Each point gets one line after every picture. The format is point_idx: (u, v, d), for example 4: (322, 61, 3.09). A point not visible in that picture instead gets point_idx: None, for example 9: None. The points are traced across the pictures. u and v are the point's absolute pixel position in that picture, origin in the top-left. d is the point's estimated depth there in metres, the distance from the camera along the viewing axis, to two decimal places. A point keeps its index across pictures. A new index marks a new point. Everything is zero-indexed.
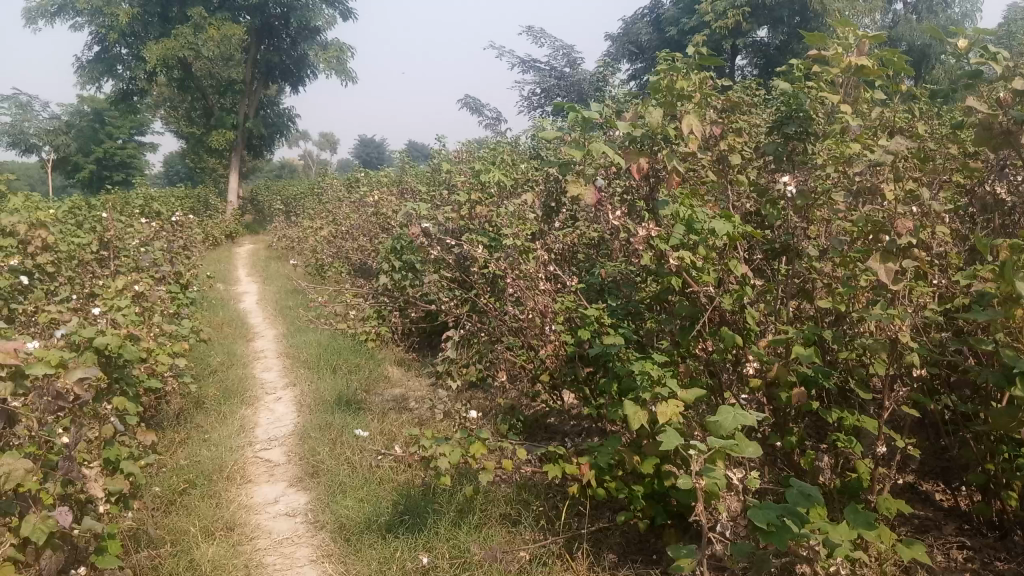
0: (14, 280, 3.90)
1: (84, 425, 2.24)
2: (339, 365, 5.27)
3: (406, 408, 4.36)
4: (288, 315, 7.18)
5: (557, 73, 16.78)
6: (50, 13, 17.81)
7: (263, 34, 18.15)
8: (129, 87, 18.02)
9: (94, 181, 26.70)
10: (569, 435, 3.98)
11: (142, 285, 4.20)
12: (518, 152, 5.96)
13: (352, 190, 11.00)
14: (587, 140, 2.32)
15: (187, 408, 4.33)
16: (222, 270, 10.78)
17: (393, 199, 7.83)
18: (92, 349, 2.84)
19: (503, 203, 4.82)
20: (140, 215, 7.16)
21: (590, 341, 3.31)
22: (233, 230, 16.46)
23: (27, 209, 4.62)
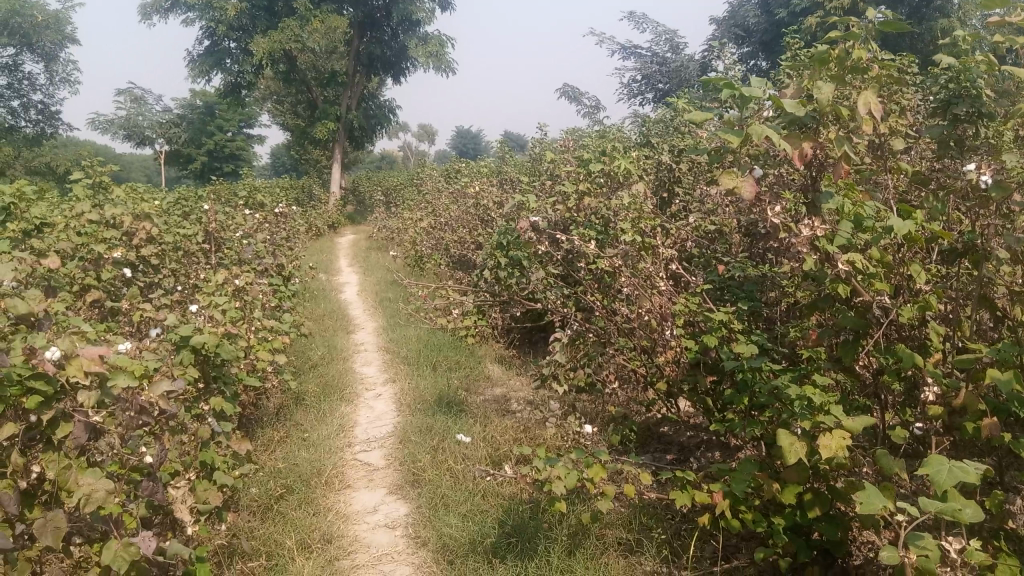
0: (120, 274, 3.87)
1: (165, 440, 2.19)
2: (440, 362, 5.09)
3: (510, 412, 4.13)
4: (389, 307, 7.07)
5: (659, 59, 16.22)
6: (163, 9, 18.49)
7: (364, 26, 18.33)
8: (236, 80, 18.52)
9: (206, 172, 27.75)
10: (685, 447, 3.66)
11: (244, 279, 4.11)
12: (627, 140, 5.61)
13: (452, 181, 10.89)
14: (738, 123, 2.00)
15: (287, 404, 4.22)
16: (323, 260, 10.87)
17: (494, 190, 7.63)
18: (188, 348, 2.75)
19: (613, 194, 4.51)
20: (244, 205, 7.19)
21: (716, 348, 2.98)
22: (335, 220, 16.72)
23: (134, 200, 4.62)
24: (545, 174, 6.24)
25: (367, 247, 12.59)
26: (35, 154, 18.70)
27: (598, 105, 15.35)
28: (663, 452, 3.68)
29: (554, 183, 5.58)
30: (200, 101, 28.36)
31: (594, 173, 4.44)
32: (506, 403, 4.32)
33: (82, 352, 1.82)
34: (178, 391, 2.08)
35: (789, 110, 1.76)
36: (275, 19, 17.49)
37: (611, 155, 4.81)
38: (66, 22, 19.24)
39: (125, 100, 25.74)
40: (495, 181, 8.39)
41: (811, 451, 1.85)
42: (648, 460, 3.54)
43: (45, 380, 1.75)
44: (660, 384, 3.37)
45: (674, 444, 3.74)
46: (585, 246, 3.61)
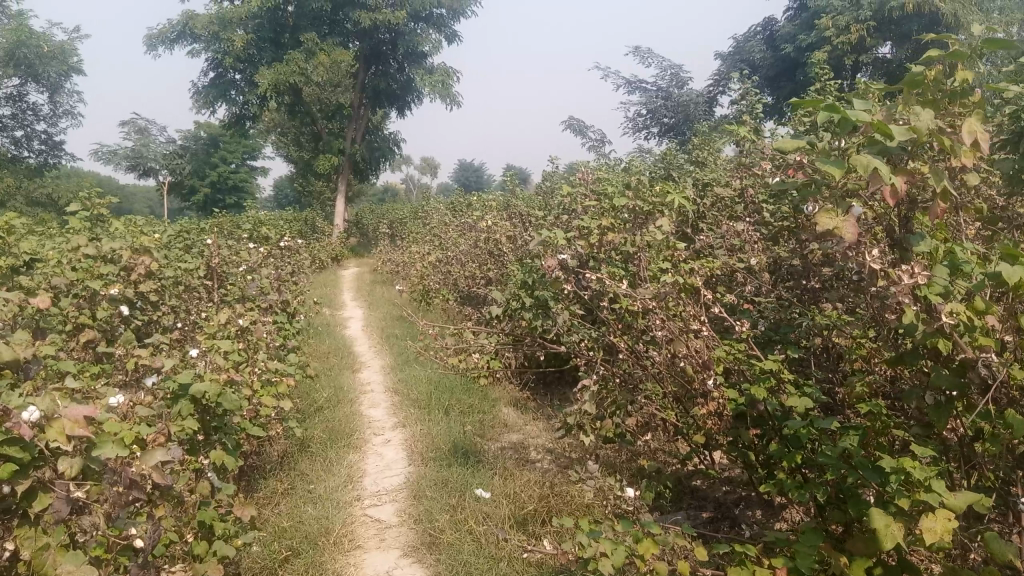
0: (119, 311, 3.65)
1: (158, 515, 1.96)
2: (451, 406, 4.82)
3: (530, 463, 3.87)
4: (395, 345, 6.82)
5: (664, 93, 16.08)
6: (170, 41, 18.50)
7: (370, 59, 18.33)
8: (241, 112, 18.46)
9: (208, 204, 27.66)
10: (723, 504, 3.41)
11: (248, 318, 3.87)
12: (647, 174, 5.41)
13: (459, 215, 10.71)
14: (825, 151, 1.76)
15: (291, 453, 3.96)
16: (326, 294, 10.65)
17: (505, 224, 7.44)
18: (187, 398, 2.52)
19: (638, 230, 4.28)
20: (248, 238, 6.97)
21: (764, 400, 2.74)
22: (339, 253, 16.53)
23: (133, 234, 4.41)
24: (560, 210, 6.02)
25: (372, 281, 12.36)
26: (37, 183, 18.60)
27: (604, 138, 15.24)
28: (698, 509, 3.42)
29: (571, 219, 5.36)
30: (204, 132, 28.35)
31: (617, 207, 4.21)
32: (524, 452, 4.05)
33: (64, 412, 1.59)
34: (174, 459, 1.85)
35: (897, 136, 1.53)
36: (281, 52, 17.49)
37: (634, 189, 4.60)
38: (72, 52, 19.25)
39: (128, 131, 25.74)
40: (503, 215, 8.18)
41: (906, 533, 1.61)
42: (684, 518, 3.29)
43: (21, 446, 1.49)
44: (699, 435, 3.12)
45: (709, 500, 3.48)
46: (616, 286, 3.38)
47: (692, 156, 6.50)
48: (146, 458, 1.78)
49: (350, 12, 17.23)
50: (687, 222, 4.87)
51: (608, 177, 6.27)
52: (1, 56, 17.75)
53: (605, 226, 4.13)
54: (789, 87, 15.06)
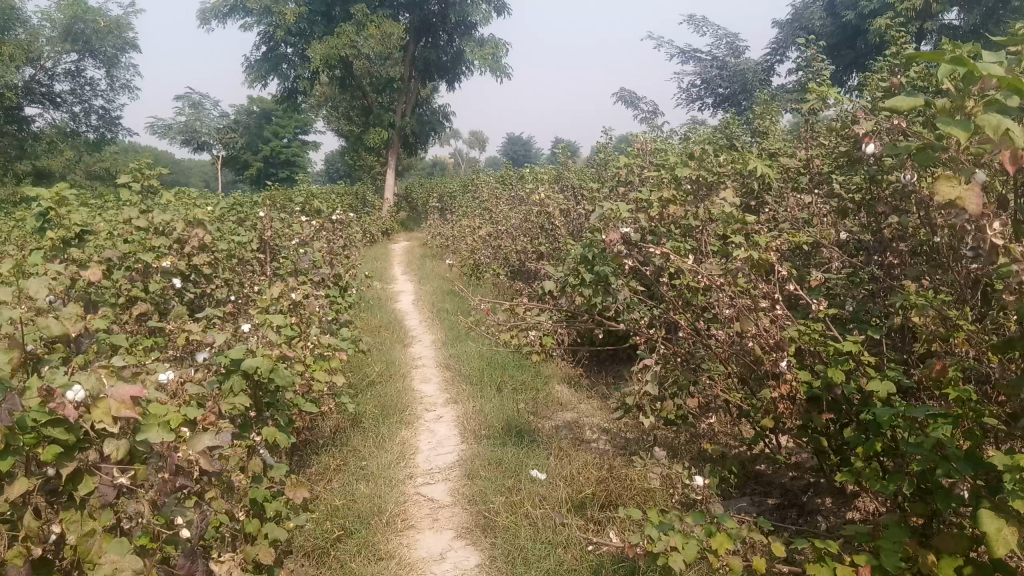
0: (172, 284, 3.64)
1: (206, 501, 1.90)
2: (504, 382, 4.72)
3: (586, 444, 3.75)
4: (447, 319, 6.75)
5: (719, 63, 15.62)
6: (222, 14, 18.60)
7: (420, 30, 18.19)
8: (293, 86, 18.52)
9: (261, 178, 27.98)
10: (791, 491, 3.26)
11: (301, 292, 3.80)
12: (708, 145, 5.20)
13: (510, 188, 10.58)
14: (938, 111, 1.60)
15: (344, 428, 3.91)
16: (377, 267, 10.64)
17: (558, 198, 7.28)
18: (239, 374, 2.47)
19: (701, 202, 4.10)
20: (300, 211, 6.94)
21: (841, 384, 2.58)
22: (389, 227, 16.55)
23: (187, 206, 4.40)
24: (616, 183, 5.84)
25: (422, 255, 12.32)
26: (95, 157, 18.97)
27: (656, 109, 14.89)
28: (764, 495, 3.28)
29: (628, 192, 5.18)
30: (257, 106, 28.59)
31: (678, 179, 4.03)
32: (579, 431, 3.93)
33: (112, 392, 1.50)
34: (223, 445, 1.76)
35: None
36: (332, 24, 17.44)
37: (695, 159, 4.41)
38: (127, 27, 19.51)
39: (183, 105, 26.08)
40: (556, 188, 8.02)
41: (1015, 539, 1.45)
42: (749, 505, 3.15)
43: (64, 428, 1.44)
44: (767, 419, 2.97)
45: (775, 487, 3.33)
46: (680, 261, 3.24)
47: (753, 127, 6.24)
48: (191, 446, 1.70)
49: None
50: (751, 194, 4.66)
51: (665, 148, 6.06)
52: (59, 31, 18.05)
53: (666, 197, 3.96)
54: (850, 55, 14.47)
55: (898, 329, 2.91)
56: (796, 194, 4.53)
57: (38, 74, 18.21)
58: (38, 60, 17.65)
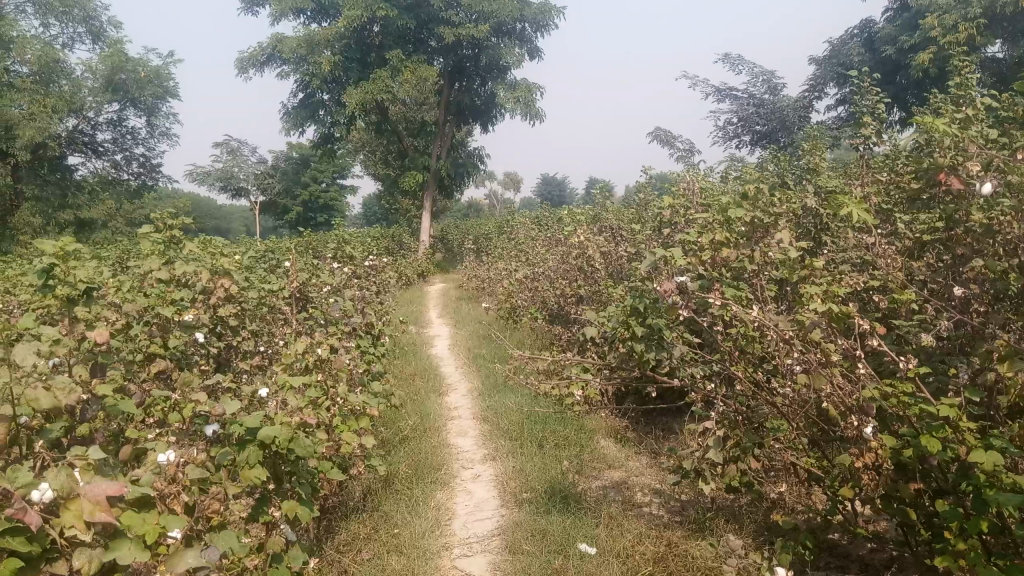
0: (193, 339, 3.43)
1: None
2: (545, 436, 4.42)
3: (637, 509, 3.43)
4: (483, 366, 6.47)
5: (756, 100, 15.36)
6: (260, 63, 18.85)
7: (455, 74, 18.26)
8: (329, 131, 18.63)
9: (299, 223, 28.22)
10: (871, 567, 2.90)
11: (328, 347, 3.57)
12: (757, 183, 4.94)
13: (547, 229, 10.37)
14: None
15: (375, 490, 3.64)
16: (412, 311, 10.45)
17: (598, 239, 7.04)
18: (255, 446, 2.23)
19: (756, 244, 3.81)
20: (331, 256, 6.75)
21: (930, 453, 2.27)
22: (425, 269, 16.42)
23: (212, 255, 4.21)
24: (659, 224, 5.56)
25: (457, 297, 12.09)
26: (136, 204, 19.20)
27: (693, 147, 14.64)
28: (840, 571, 2.92)
29: (675, 233, 4.92)
30: (294, 151, 28.92)
31: (730, 219, 3.75)
32: (629, 494, 3.61)
33: (85, 491, 1.29)
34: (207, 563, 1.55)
35: None
36: (367, 70, 17.56)
37: (747, 197, 4.12)
38: (168, 76, 19.85)
39: (222, 152, 26.45)
40: (594, 229, 7.76)
41: None
42: None
43: (26, 536, 1.21)
44: (845, 488, 2.65)
45: (852, 560, 2.98)
46: (738, 309, 2.95)
47: (803, 165, 5.94)
48: (169, 566, 1.51)
49: (435, 28, 17.13)
50: (807, 234, 4.35)
51: (710, 188, 5.78)
52: (101, 82, 18.40)
53: (718, 239, 3.67)
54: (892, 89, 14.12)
55: (990, 385, 2.58)
56: (856, 232, 4.22)
57: (81, 124, 18.55)
58: (81, 110, 17.97)
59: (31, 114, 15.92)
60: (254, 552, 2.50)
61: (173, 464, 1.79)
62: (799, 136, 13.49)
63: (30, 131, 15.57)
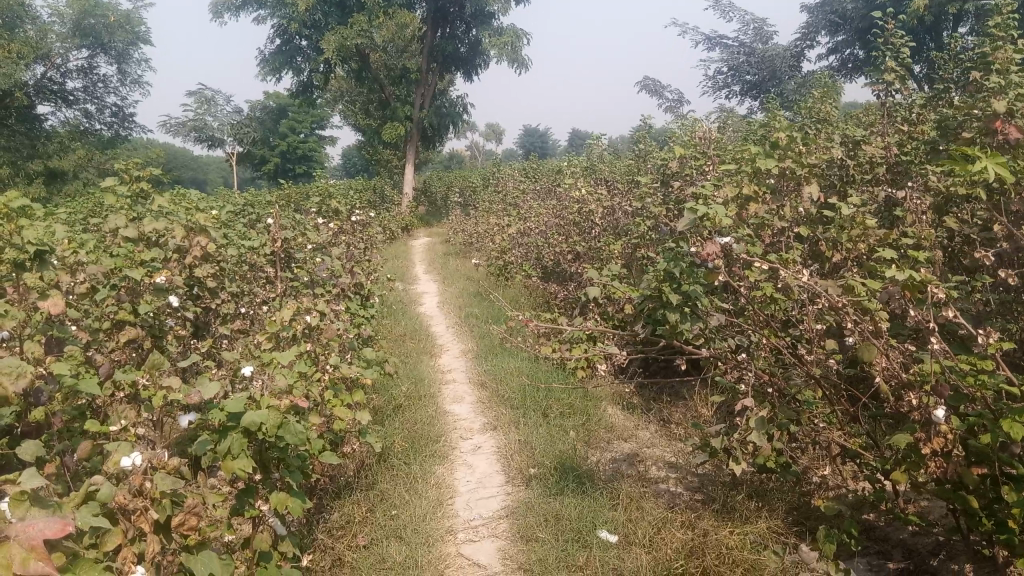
0: (167, 305, 3.11)
1: None
2: (549, 404, 4.14)
3: (655, 486, 3.17)
4: (476, 326, 6.17)
5: (746, 49, 14.87)
6: (235, 7, 18.10)
7: (438, 20, 17.60)
8: (307, 80, 18.01)
9: (277, 175, 27.61)
10: (916, 552, 2.66)
11: (315, 312, 3.23)
12: (773, 131, 4.63)
13: (538, 182, 10.00)
14: None
15: (369, 467, 3.35)
16: (398, 267, 10.11)
17: (595, 192, 6.71)
18: (239, 432, 1.95)
19: (782, 199, 3.50)
20: (314, 210, 6.38)
21: (1003, 439, 2.01)
22: (409, 223, 16.01)
23: (186, 210, 3.86)
24: (663, 177, 5.24)
25: (443, 252, 11.74)
26: (109, 154, 18.55)
27: (682, 98, 14.24)
28: (882, 558, 2.68)
29: (686, 188, 4.61)
30: (272, 101, 28.13)
31: (754, 171, 3.44)
32: (644, 468, 3.35)
33: (15, 536, 1.01)
34: None
35: None
36: (347, 16, 16.88)
37: (769, 147, 3.81)
38: (139, 21, 19.04)
39: (197, 101, 25.63)
40: (589, 182, 7.42)
41: None
42: None
43: None
44: (895, 471, 2.40)
45: (894, 544, 2.74)
46: (775, 272, 2.66)
47: (815, 116, 5.60)
48: None
49: None
50: (830, 187, 4.08)
51: (718, 139, 5.45)
52: (69, 27, 17.60)
53: (741, 193, 3.37)
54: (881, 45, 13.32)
55: None
56: (884, 187, 3.93)
57: (49, 71, 17.80)
58: (48, 57, 17.23)
59: None
60: (239, 548, 2.22)
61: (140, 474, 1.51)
62: (792, 87, 13.10)
63: None
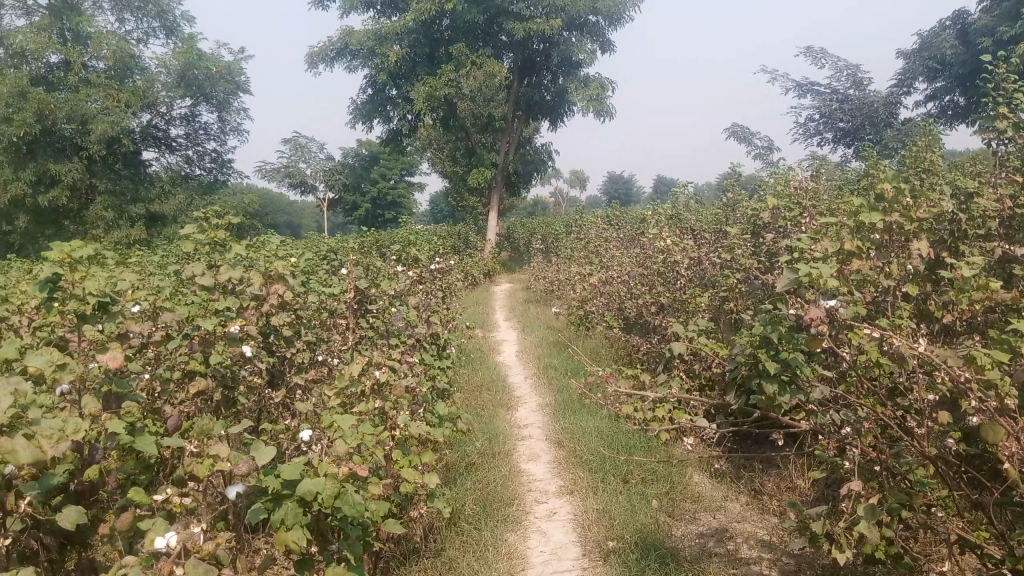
0: (239, 355, 3.06)
1: None
2: (630, 469, 3.89)
3: (745, 568, 2.89)
4: (556, 379, 5.97)
5: (839, 96, 14.40)
6: (329, 58, 18.72)
7: (524, 69, 17.75)
8: (396, 127, 18.41)
9: (368, 219, 28.61)
10: None
11: (387, 366, 3.11)
12: (873, 182, 4.35)
13: (622, 230, 9.83)
14: None
15: (438, 532, 3.18)
16: (479, 313, 10.06)
17: (681, 242, 6.48)
18: (294, 501, 1.82)
19: (889, 256, 3.23)
20: (394, 257, 6.35)
21: None
22: (491, 269, 15.99)
23: (265, 258, 3.84)
24: (754, 228, 4.97)
25: (524, 299, 11.61)
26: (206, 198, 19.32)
27: (772, 145, 13.87)
28: None
29: (780, 241, 4.35)
30: (362, 147, 28.91)
31: (857, 224, 3.18)
32: (733, 547, 3.08)
33: None
34: None
35: None
36: (435, 66, 17.20)
37: (873, 199, 3.54)
38: (240, 72, 19.90)
39: (291, 148, 26.53)
40: (674, 231, 7.20)
41: None
42: None
43: None
44: None
45: None
46: (885, 339, 2.40)
47: (919, 165, 5.26)
48: None
49: (504, 22, 16.62)
50: (941, 243, 3.75)
51: (813, 189, 5.17)
52: (175, 77, 18.50)
53: (842, 248, 3.11)
54: (985, 91, 12.65)
55: None
56: (1003, 244, 3.58)
57: (155, 120, 18.73)
58: (154, 105, 18.16)
59: (106, 109, 16.09)
60: None
61: (170, 561, 1.40)
62: (888, 134, 12.56)
63: (104, 124, 15.67)
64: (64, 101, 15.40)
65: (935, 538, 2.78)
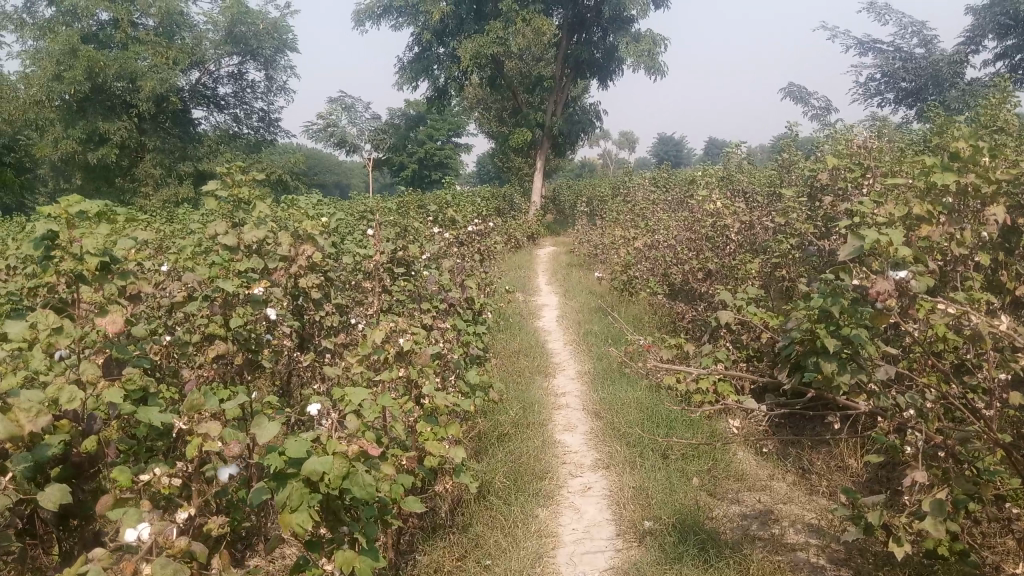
0: (261, 319, 2.94)
1: None
2: (671, 443, 3.70)
3: (790, 556, 2.71)
4: (596, 346, 5.78)
5: (903, 54, 13.71)
6: (376, 15, 18.49)
7: (574, 27, 17.22)
8: (442, 86, 18.17)
9: (415, 180, 28.46)
10: None
11: (413, 332, 2.96)
12: (943, 141, 4.03)
13: (670, 192, 9.50)
14: None
15: (466, 506, 3.05)
16: (521, 277, 9.89)
17: (731, 205, 6.19)
18: (298, 479, 1.68)
19: (962, 221, 2.95)
20: (433, 218, 6.20)
21: None
22: (536, 231, 15.76)
23: (294, 217, 3.70)
24: (810, 191, 4.69)
25: (566, 263, 11.39)
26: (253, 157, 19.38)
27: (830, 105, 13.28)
28: None
29: (838, 205, 4.07)
30: (409, 107, 28.72)
31: (928, 185, 2.90)
32: (779, 532, 2.88)
33: None
34: None
35: None
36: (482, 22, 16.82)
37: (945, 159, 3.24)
38: (286, 30, 19.79)
39: (338, 107, 26.46)
40: (725, 193, 6.90)
41: None
42: None
43: None
44: None
45: None
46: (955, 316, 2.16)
47: (993, 124, 4.88)
48: None
49: None
50: None
51: (876, 150, 4.84)
52: (222, 35, 18.48)
53: (910, 212, 2.84)
54: None
55: None
56: None
57: (203, 78, 18.80)
58: (201, 63, 18.19)
59: (154, 67, 16.18)
60: None
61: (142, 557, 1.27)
62: (954, 95, 11.92)
63: (151, 82, 15.74)
64: (113, 59, 15.47)
65: (1004, 530, 2.55)
